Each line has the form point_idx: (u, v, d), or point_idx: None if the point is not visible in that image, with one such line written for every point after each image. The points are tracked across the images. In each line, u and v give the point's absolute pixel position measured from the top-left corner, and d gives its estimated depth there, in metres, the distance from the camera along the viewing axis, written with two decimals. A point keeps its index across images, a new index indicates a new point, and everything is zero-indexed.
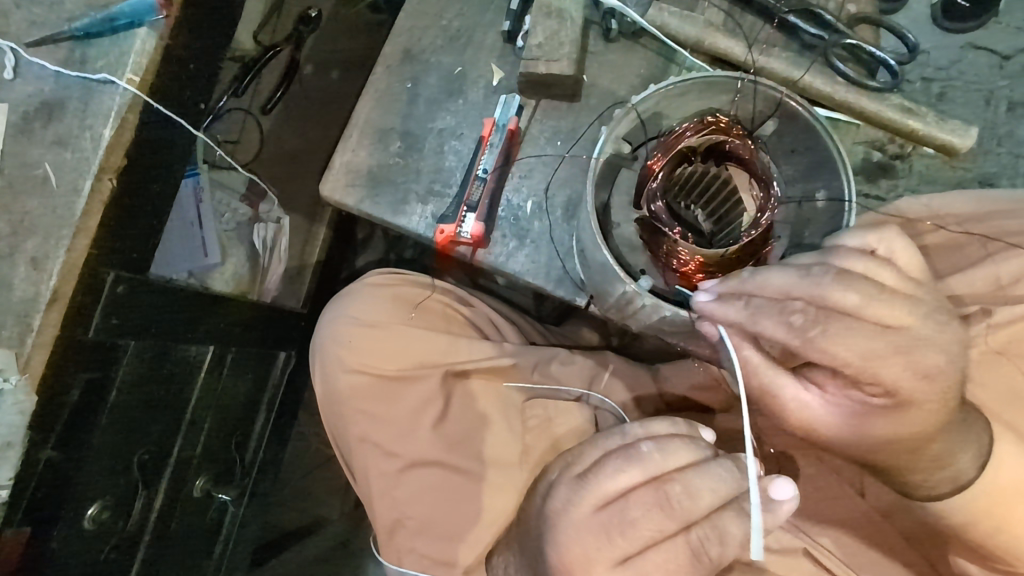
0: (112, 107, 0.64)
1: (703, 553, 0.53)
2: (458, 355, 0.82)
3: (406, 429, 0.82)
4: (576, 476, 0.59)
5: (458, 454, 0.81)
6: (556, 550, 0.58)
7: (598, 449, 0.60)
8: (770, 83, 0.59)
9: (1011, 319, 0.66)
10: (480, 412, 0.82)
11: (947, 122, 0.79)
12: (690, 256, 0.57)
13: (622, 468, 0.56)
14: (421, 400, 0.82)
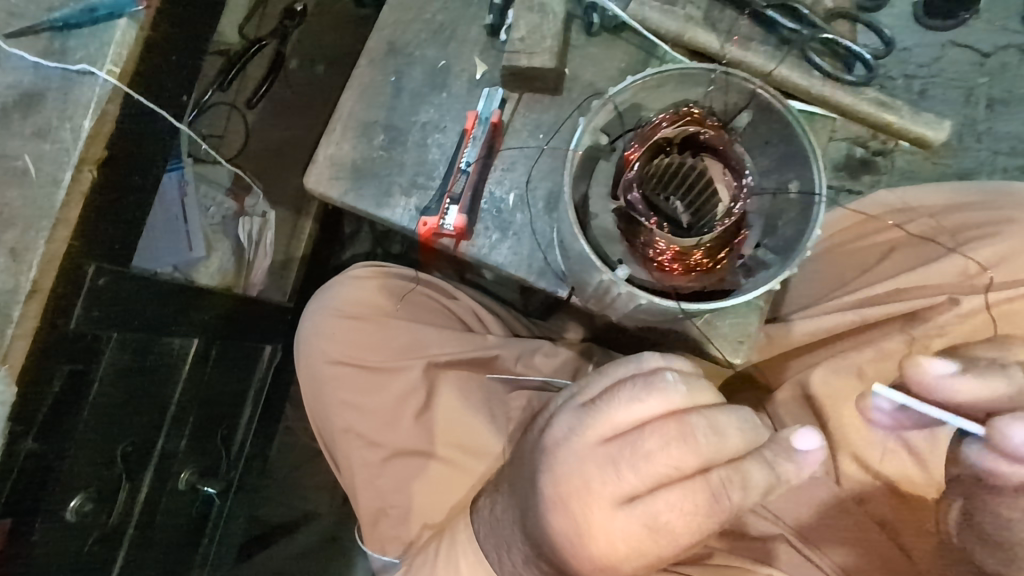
0: (92, 98, 0.64)
1: (723, 496, 0.53)
2: (440, 347, 0.83)
3: (389, 419, 0.83)
4: (584, 405, 0.57)
5: (442, 445, 0.82)
6: (555, 480, 0.57)
7: (606, 377, 0.59)
8: (742, 75, 0.59)
9: (973, 309, 0.71)
10: (462, 403, 0.83)
11: (922, 116, 0.82)
12: (666, 246, 0.58)
13: (638, 397, 0.55)
14: (404, 392, 0.82)
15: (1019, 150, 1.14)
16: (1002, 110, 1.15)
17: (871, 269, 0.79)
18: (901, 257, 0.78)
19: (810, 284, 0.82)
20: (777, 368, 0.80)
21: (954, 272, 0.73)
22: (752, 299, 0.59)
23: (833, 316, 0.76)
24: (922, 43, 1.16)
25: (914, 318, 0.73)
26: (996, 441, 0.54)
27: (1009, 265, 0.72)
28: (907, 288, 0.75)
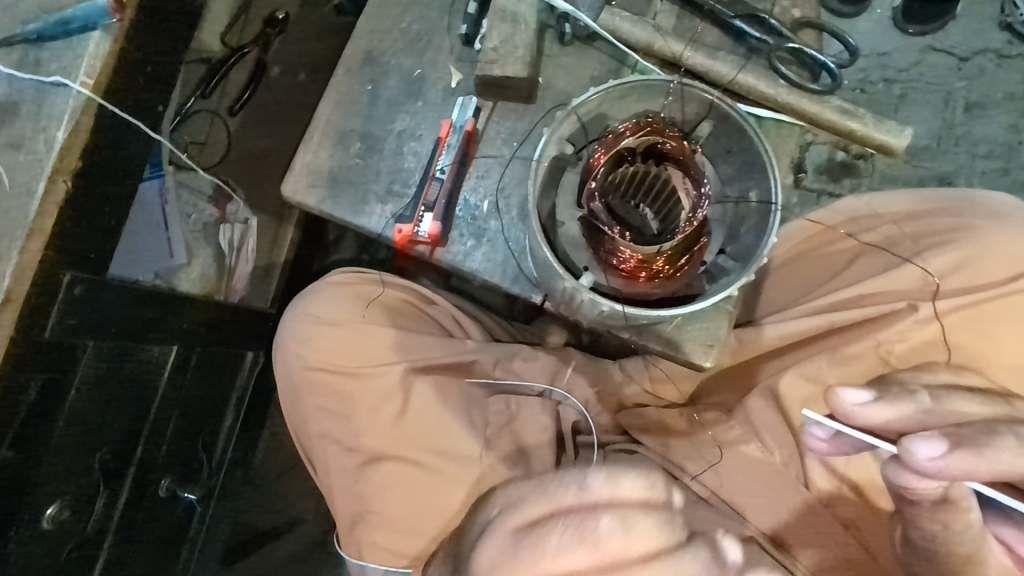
0: (66, 110, 0.65)
1: None
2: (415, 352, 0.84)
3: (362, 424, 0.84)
4: (518, 531, 0.52)
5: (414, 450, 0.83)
6: None
7: (551, 499, 0.52)
8: (700, 86, 0.63)
9: (930, 317, 0.73)
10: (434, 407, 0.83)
11: (885, 123, 0.85)
12: (630, 254, 0.60)
13: (574, 544, 0.48)
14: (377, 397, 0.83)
15: (996, 154, 1.16)
16: (979, 114, 1.17)
17: (837, 275, 0.81)
18: (867, 263, 0.79)
19: (779, 290, 0.84)
20: (747, 373, 0.81)
21: (913, 280, 0.76)
22: (714, 303, 0.61)
23: (799, 320, 0.78)
24: (901, 48, 1.17)
25: (876, 322, 0.75)
26: (907, 460, 0.50)
27: (963, 272, 0.74)
28: (867, 295, 0.77)
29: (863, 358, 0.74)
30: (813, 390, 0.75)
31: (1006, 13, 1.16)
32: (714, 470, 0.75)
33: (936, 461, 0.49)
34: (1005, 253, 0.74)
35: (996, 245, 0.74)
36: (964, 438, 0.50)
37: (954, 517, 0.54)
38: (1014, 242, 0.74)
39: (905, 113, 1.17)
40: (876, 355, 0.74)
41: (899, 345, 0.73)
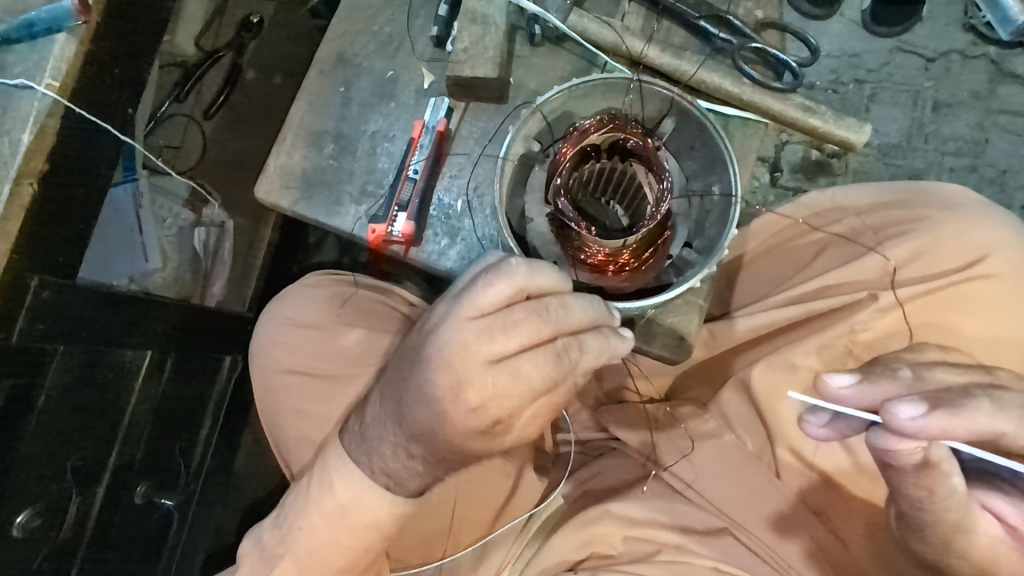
0: (31, 112, 0.64)
1: None
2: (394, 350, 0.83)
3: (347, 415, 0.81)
4: None
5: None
6: None
7: None
8: (660, 84, 0.67)
9: (898, 300, 0.75)
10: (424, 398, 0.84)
11: (846, 120, 0.92)
12: (597, 249, 0.61)
13: None
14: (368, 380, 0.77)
15: (964, 151, 1.19)
16: (948, 112, 1.20)
17: (804, 267, 0.82)
18: (832, 254, 0.81)
19: (750, 284, 0.85)
20: (721, 365, 0.82)
21: (873, 269, 0.78)
22: (680, 293, 0.62)
23: (768, 312, 0.80)
24: (870, 49, 1.20)
25: (840, 312, 0.77)
26: (889, 423, 0.50)
27: (920, 261, 0.77)
28: (833, 286, 0.79)
29: (831, 347, 0.75)
30: (790, 383, 0.75)
31: (969, 14, 1.19)
32: (687, 460, 0.76)
33: (918, 420, 0.49)
34: (960, 241, 0.77)
35: (951, 234, 0.77)
36: (940, 401, 0.51)
37: (938, 483, 0.53)
38: (968, 230, 0.77)
39: (875, 112, 1.20)
40: (843, 343, 0.75)
41: (863, 334, 0.75)
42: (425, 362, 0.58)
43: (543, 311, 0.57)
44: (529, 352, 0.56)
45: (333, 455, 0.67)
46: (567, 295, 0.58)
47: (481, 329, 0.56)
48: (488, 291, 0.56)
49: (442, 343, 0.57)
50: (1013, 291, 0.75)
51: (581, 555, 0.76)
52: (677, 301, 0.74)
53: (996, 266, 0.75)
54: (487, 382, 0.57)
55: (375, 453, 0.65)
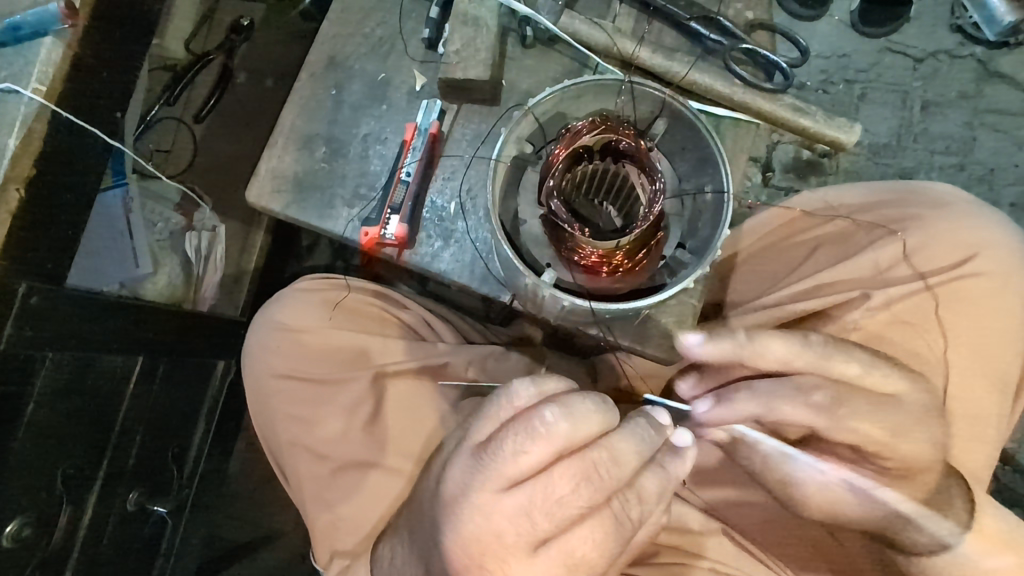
0: (17, 117, 0.63)
1: None
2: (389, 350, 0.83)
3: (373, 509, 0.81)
4: None
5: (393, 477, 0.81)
6: None
7: None
8: (652, 85, 0.68)
9: (893, 298, 0.76)
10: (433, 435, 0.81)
11: (836, 120, 0.93)
12: (591, 251, 0.61)
13: None
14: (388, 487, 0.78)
15: (953, 150, 1.20)
16: (936, 112, 1.21)
17: (798, 266, 0.83)
18: (825, 254, 0.82)
19: (744, 285, 0.85)
20: None
21: (866, 267, 0.78)
22: (674, 295, 0.63)
23: (762, 311, 0.80)
24: (859, 49, 1.21)
25: (833, 310, 0.77)
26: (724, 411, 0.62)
27: (910, 261, 0.78)
28: (827, 285, 0.79)
29: None
30: None
31: (957, 15, 1.20)
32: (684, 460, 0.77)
33: (713, 411, 0.64)
34: (949, 240, 0.78)
35: (942, 233, 0.78)
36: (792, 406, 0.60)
37: None
38: (957, 228, 0.78)
39: (865, 112, 1.21)
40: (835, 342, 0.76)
41: (853, 333, 0.76)
42: (459, 544, 0.56)
43: (588, 469, 0.54)
44: (578, 529, 0.55)
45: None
46: (613, 442, 0.55)
47: (519, 511, 0.54)
48: (521, 461, 0.53)
49: (476, 525, 0.55)
50: (1002, 288, 0.76)
51: None
52: (671, 302, 0.74)
53: (985, 264, 0.76)
54: (535, 568, 0.55)
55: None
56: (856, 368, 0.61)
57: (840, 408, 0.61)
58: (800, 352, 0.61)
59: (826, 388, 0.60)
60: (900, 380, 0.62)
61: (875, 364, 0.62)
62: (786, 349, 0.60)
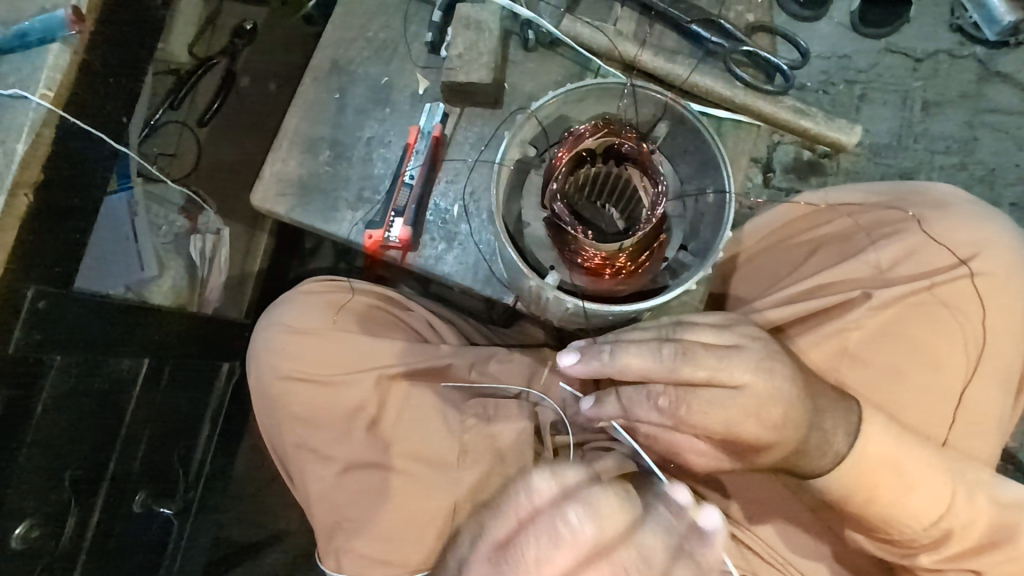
0: (25, 122, 0.64)
1: None
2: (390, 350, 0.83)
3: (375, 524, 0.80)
4: None
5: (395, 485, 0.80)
6: None
7: None
8: (654, 89, 0.69)
9: (898, 297, 0.76)
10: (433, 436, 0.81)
11: (836, 122, 0.94)
12: (594, 253, 0.62)
13: None
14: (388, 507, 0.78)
15: (953, 149, 1.20)
16: (936, 111, 1.21)
17: (800, 266, 0.83)
18: (827, 254, 0.82)
19: (744, 286, 0.86)
20: None
21: (868, 269, 0.79)
22: (676, 296, 0.63)
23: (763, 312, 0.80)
24: (859, 50, 1.21)
25: (835, 312, 0.78)
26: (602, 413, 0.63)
27: (912, 260, 0.78)
28: (829, 285, 0.79)
29: (826, 344, 0.76)
30: None
31: (956, 15, 1.21)
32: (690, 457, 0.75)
33: (593, 410, 0.63)
34: (953, 240, 0.78)
35: (945, 233, 0.78)
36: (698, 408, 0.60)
37: None
38: (961, 228, 0.78)
39: (866, 112, 1.21)
40: (838, 343, 0.76)
41: (856, 333, 0.76)
42: None
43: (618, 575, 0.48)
44: None
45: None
46: (641, 540, 0.50)
47: None
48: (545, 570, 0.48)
49: None
50: (1004, 287, 0.76)
51: None
52: (673, 303, 0.75)
53: (989, 263, 0.77)
54: None
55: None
56: (708, 374, 0.59)
57: (680, 407, 0.60)
58: (657, 366, 0.59)
59: (667, 394, 0.60)
60: (763, 381, 0.60)
61: (738, 367, 0.59)
62: (642, 363, 0.58)
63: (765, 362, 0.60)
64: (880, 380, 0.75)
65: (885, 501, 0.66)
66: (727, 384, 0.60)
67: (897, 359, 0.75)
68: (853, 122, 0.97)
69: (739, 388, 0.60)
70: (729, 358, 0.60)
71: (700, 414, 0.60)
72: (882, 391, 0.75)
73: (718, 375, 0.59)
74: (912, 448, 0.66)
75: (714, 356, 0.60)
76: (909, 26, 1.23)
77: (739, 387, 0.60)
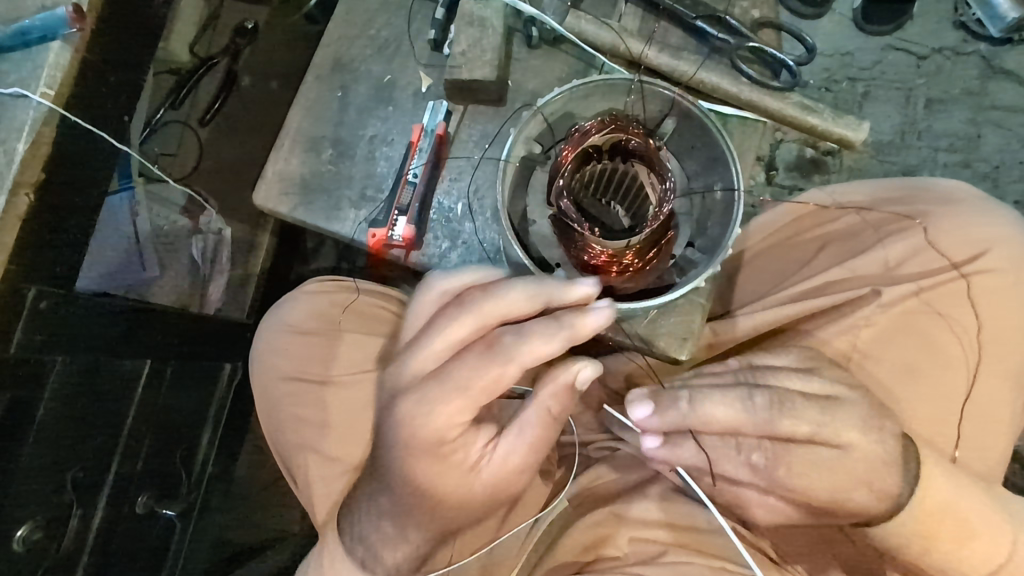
0: (26, 122, 0.63)
1: None
2: (453, 275, 0.64)
3: (406, 472, 0.66)
4: None
5: (443, 412, 0.61)
6: None
7: None
8: (661, 84, 0.68)
9: (906, 294, 0.75)
10: (528, 347, 0.58)
11: (842, 118, 0.93)
12: (600, 250, 0.61)
13: None
14: (429, 435, 0.62)
15: (957, 147, 1.20)
16: (940, 109, 1.21)
17: (807, 264, 0.83)
18: (834, 251, 0.82)
19: (751, 283, 0.85)
20: None
21: (875, 266, 0.78)
22: (684, 294, 0.63)
23: (771, 309, 0.79)
24: (863, 47, 1.21)
25: (841, 311, 0.77)
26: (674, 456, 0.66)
27: (921, 257, 0.77)
28: (835, 283, 0.79)
29: (833, 343, 0.76)
30: None
31: (960, 12, 1.20)
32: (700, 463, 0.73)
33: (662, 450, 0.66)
34: (961, 237, 0.77)
35: (952, 230, 0.77)
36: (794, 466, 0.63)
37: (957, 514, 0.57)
38: (969, 226, 0.78)
39: (869, 110, 1.20)
40: (846, 342, 0.75)
41: (865, 331, 0.75)
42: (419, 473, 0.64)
43: None
44: None
45: (332, 549, 0.75)
46: None
47: None
48: None
49: None
50: (1011, 285, 0.75)
51: (589, 558, 0.75)
52: (679, 301, 0.74)
53: (996, 261, 0.76)
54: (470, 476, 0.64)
55: (390, 544, 0.72)
56: (809, 428, 0.62)
57: (778, 464, 0.63)
58: (748, 417, 0.63)
59: (764, 448, 0.64)
60: (868, 440, 0.63)
61: (841, 424, 0.62)
62: (728, 414, 0.62)
63: (875, 420, 0.63)
64: (890, 378, 0.74)
65: (943, 551, 0.67)
66: (829, 441, 0.63)
67: (908, 356, 0.74)
68: (859, 118, 0.96)
69: (845, 448, 0.63)
70: (831, 412, 0.63)
71: (799, 474, 0.63)
72: (893, 389, 0.74)
73: (821, 432, 0.62)
74: (974, 497, 0.66)
75: (816, 409, 0.63)
76: (913, 22, 1.22)
77: (842, 447, 0.63)
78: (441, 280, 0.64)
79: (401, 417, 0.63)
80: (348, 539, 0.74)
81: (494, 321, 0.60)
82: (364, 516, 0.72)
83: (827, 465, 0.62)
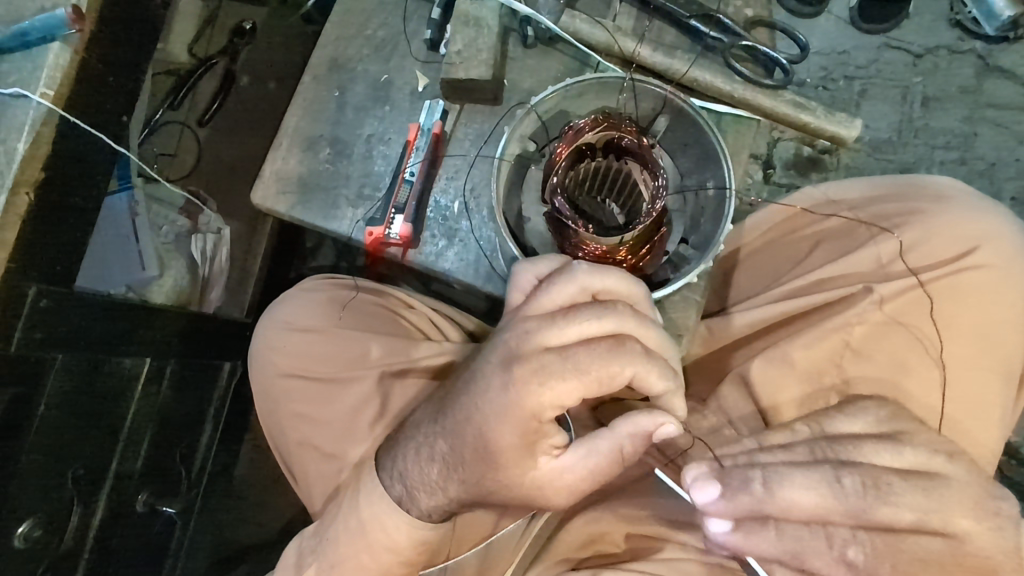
0: (26, 121, 0.64)
1: None
2: (601, 274, 0.57)
3: (482, 430, 0.60)
4: None
5: (545, 387, 0.55)
6: None
7: None
8: (654, 83, 0.69)
9: (895, 292, 0.76)
10: (646, 374, 0.56)
11: (836, 116, 0.93)
12: (594, 246, 0.62)
13: None
14: (527, 408, 0.56)
15: (953, 145, 1.20)
16: (936, 107, 1.21)
17: (799, 261, 0.83)
18: (827, 247, 0.82)
19: (746, 279, 0.86)
20: (720, 362, 0.82)
21: (869, 262, 0.79)
22: (679, 288, 0.65)
23: (766, 305, 0.80)
24: (859, 45, 1.21)
25: (834, 308, 0.78)
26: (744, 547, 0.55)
27: (914, 253, 0.78)
28: (827, 279, 0.80)
29: (829, 340, 0.76)
30: (785, 374, 0.75)
31: (956, 10, 1.21)
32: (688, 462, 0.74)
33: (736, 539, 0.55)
34: (951, 234, 0.78)
35: (945, 226, 0.78)
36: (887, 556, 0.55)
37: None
38: (960, 221, 0.78)
39: (866, 108, 1.21)
40: (841, 338, 0.76)
41: (858, 327, 0.76)
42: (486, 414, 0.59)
43: None
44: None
45: (369, 485, 0.70)
46: None
47: None
48: None
49: None
50: (1004, 280, 0.76)
51: (585, 554, 0.76)
52: (674, 297, 0.75)
53: (987, 256, 0.76)
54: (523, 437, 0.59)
55: (428, 490, 0.67)
56: (913, 515, 0.56)
57: (879, 560, 0.55)
58: (835, 500, 0.56)
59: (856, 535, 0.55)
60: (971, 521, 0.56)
61: (950, 510, 0.56)
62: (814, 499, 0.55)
63: (984, 504, 0.57)
64: (883, 374, 0.75)
65: None
66: (935, 529, 0.56)
67: (901, 352, 0.75)
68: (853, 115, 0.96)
69: (949, 535, 0.56)
70: (934, 495, 0.57)
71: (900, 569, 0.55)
72: (885, 386, 0.75)
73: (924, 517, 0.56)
74: None
75: (910, 490, 0.57)
76: (909, 21, 1.22)
77: (950, 535, 0.56)
78: (588, 272, 0.57)
79: (505, 379, 0.57)
80: (387, 476, 0.69)
81: (626, 335, 0.56)
82: (411, 451, 0.67)
83: (934, 555, 0.56)
